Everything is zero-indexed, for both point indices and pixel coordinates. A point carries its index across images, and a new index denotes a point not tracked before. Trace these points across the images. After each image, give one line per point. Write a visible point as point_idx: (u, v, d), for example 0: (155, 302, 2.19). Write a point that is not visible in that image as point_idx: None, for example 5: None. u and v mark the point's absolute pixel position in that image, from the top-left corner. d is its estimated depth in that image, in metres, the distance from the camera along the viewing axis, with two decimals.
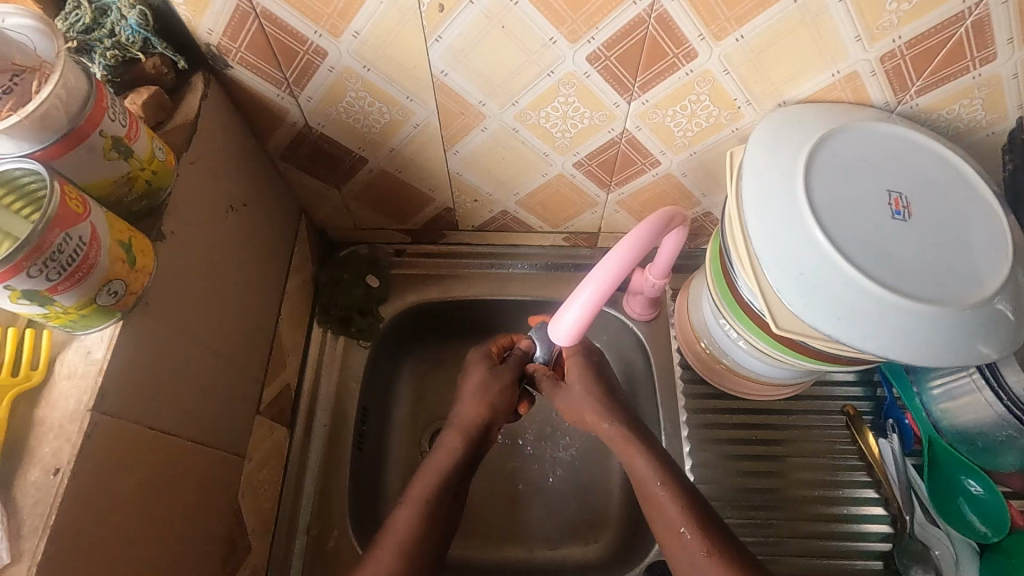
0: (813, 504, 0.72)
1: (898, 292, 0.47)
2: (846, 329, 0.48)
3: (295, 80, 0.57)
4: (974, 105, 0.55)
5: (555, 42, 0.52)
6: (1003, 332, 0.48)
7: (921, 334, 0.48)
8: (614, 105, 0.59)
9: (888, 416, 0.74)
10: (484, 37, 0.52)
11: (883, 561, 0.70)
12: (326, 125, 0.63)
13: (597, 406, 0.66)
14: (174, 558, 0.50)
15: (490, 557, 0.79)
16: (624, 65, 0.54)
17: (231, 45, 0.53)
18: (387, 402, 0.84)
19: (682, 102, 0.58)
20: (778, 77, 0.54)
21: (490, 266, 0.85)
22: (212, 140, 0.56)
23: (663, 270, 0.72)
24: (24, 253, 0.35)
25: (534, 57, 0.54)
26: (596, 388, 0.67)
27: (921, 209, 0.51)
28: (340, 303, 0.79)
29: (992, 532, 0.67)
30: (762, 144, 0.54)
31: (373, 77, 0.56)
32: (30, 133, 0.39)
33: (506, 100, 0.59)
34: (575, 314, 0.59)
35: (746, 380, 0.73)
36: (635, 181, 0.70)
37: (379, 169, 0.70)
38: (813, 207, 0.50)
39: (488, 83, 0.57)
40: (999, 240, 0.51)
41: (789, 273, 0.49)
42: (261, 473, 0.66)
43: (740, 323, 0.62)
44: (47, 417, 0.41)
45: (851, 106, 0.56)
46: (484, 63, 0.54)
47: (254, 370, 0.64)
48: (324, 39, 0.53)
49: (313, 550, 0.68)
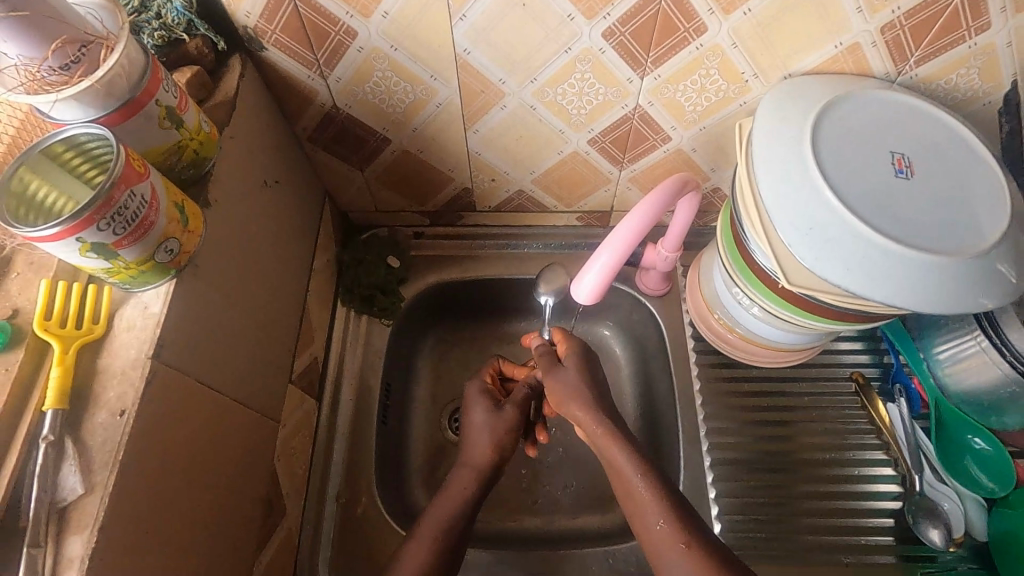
0: (824, 466, 0.74)
1: (904, 242, 0.50)
2: (856, 279, 0.50)
3: (325, 60, 0.60)
4: (971, 74, 0.58)
5: (573, 18, 0.55)
6: (1004, 282, 0.51)
7: (927, 282, 0.50)
8: (628, 81, 0.62)
9: (896, 381, 0.76)
10: (506, 15, 0.55)
11: (895, 519, 0.71)
12: (353, 105, 0.66)
13: (585, 396, 0.67)
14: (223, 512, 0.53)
15: (512, 529, 0.81)
16: (637, 40, 0.57)
17: (267, 27, 0.56)
18: (409, 380, 0.87)
19: (692, 75, 0.61)
20: (784, 50, 0.58)
21: (505, 247, 0.88)
22: (248, 117, 0.59)
23: (675, 243, 0.75)
24: (96, 206, 0.38)
25: (553, 35, 0.57)
26: (579, 386, 0.68)
27: (923, 168, 0.54)
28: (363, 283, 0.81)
29: (999, 487, 0.70)
30: (769, 111, 0.57)
31: (400, 56, 0.60)
32: (96, 99, 0.42)
33: (525, 78, 0.62)
34: (595, 277, 0.62)
35: (757, 347, 0.76)
36: (647, 157, 0.73)
37: (401, 150, 0.73)
38: (820, 165, 0.53)
39: (509, 60, 0.60)
40: (998, 195, 0.53)
41: (800, 228, 0.52)
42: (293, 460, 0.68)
43: (752, 288, 0.65)
44: (110, 365, 0.44)
45: (854, 77, 0.59)
46: (505, 40, 0.58)
47: (287, 341, 0.67)
48: (355, 20, 0.56)
49: (344, 516, 0.71)
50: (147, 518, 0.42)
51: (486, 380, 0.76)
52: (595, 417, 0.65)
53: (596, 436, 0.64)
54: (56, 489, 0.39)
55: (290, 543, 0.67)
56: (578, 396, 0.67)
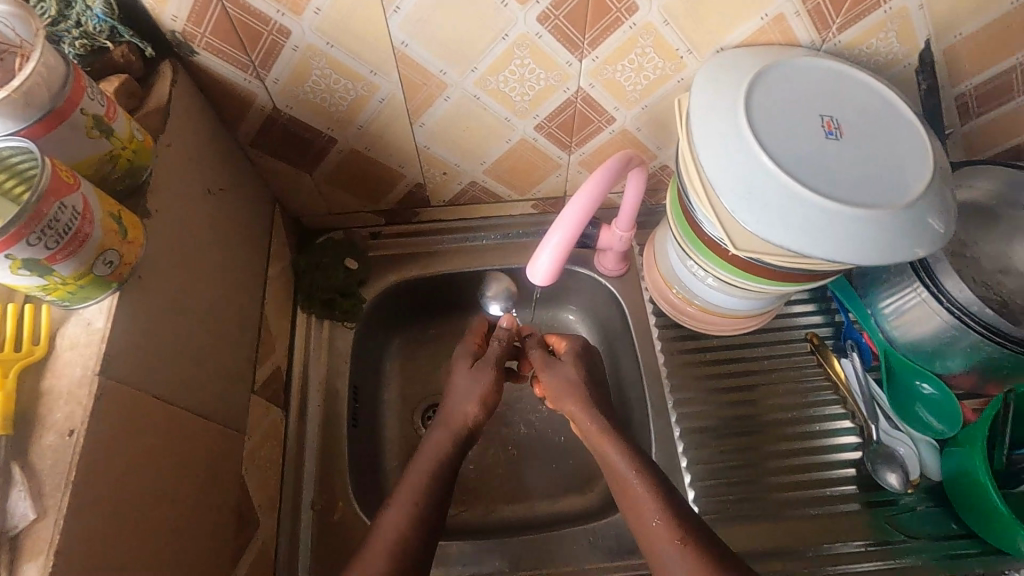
0: (788, 425, 0.77)
1: (838, 199, 0.52)
2: (797, 239, 0.53)
3: (261, 62, 0.59)
4: (889, 37, 0.61)
5: (507, 4, 0.56)
6: (932, 231, 0.54)
7: (863, 236, 0.52)
8: (567, 64, 0.63)
9: (847, 338, 0.80)
10: (440, 5, 0.55)
11: (857, 468, 0.74)
12: (294, 106, 0.65)
13: (580, 390, 0.70)
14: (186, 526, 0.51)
15: (492, 520, 0.81)
16: (572, 23, 0.58)
17: (196, 31, 0.55)
18: (377, 382, 0.86)
19: (629, 55, 0.62)
20: (713, 25, 0.59)
21: (464, 240, 0.88)
22: (184, 124, 0.57)
23: (628, 222, 0.76)
24: (23, 220, 0.37)
25: (489, 22, 0.57)
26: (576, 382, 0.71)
27: (851, 128, 0.56)
28: (323, 287, 0.80)
29: (948, 428, 0.74)
30: (704, 85, 0.59)
31: (336, 53, 0.59)
32: (15, 110, 0.40)
33: (465, 67, 0.62)
34: (549, 258, 0.62)
35: (716, 317, 0.78)
36: (594, 139, 0.74)
37: (349, 149, 0.72)
38: (755, 132, 0.54)
39: (448, 51, 0.60)
40: (921, 149, 0.56)
41: (741, 194, 0.54)
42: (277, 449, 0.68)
43: (704, 258, 0.67)
44: (54, 385, 0.42)
45: (781, 47, 0.62)
46: (441, 30, 0.58)
47: (246, 350, 0.65)
48: (287, 18, 0.55)
49: (320, 523, 0.70)
50: (107, 537, 0.41)
51: (474, 343, 0.77)
52: (590, 414, 0.68)
53: (592, 436, 0.67)
54: (6, 517, 0.38)
55: (267, 556, 0.66)
56: (574, 388, 0.71)
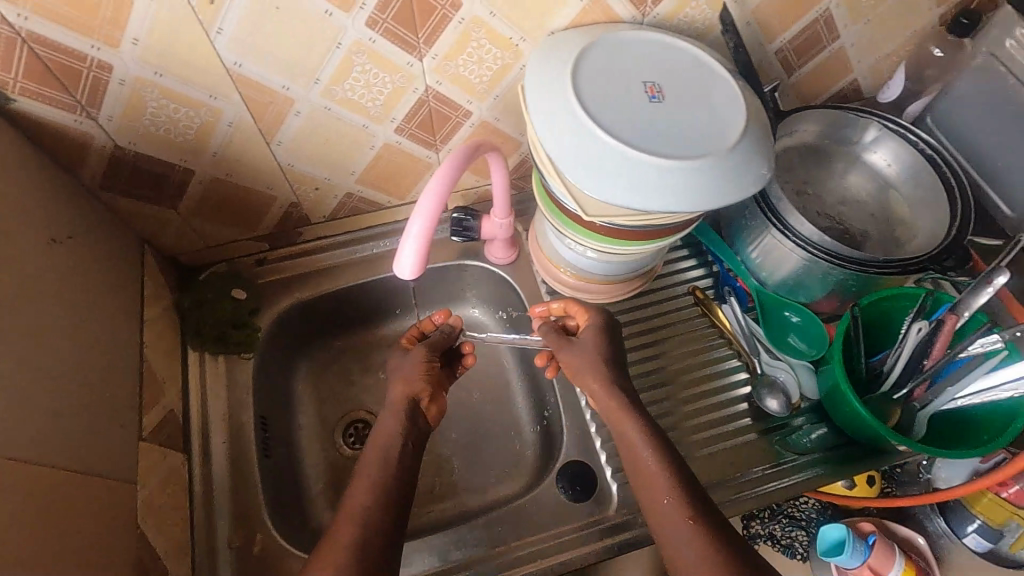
0: (683, 374, 0.81)
1: (665, 155, 0.57)
2: (635, 197, 0.57)
3: (89, 101, 0.58)
4: (700, 5, 0.67)
5: (331, 13, 0.57)
6: (755, 172, 0.59)
7: (694, 185, 0.57)
8: (409, 65, 0.64)
9: (725, 284, 0.86)
10: (262, 21, 0.56)
11: (748, 401, 0.80)
12: (137, 142, 0.64)
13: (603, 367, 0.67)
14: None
15: (426, 522, 0.82)
16: (402, 24, 0.60)
17: (7, 77, 0.53)
18: (288, 409, 0.85)
19: (465, 50, 0.65)
20: (537, 11, 0.63)
21: (354, 252, 0.87)
22: (11, 174, 0.55)
23: (504, 209, 0.78)
24: None
25: (318, 33, 0.58)
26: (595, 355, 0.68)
27: (672, 90, 0.61)
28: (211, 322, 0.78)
29: (818, 350, 0.80)
30: (537, 68, 0.61)
31: (168, 82, 0.58)
32: None
33: (308, 80, 0.63)
34: (412, 250, 0.63)
35: (600, 285, 0.82)
36: (457, 134, 0.76)
37: (209, 178, 0.71)
38: (583, 106, 0.58)
39: (285, 66, 0.61)
40: (736, 100, 0.62)
41: (580, 165, 0.57)
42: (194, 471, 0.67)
43: (572, 231, 0.71)
44: None
45: (605, 25, 0.66)
46: (270, 46, 0.58)
47: (126, 398, 0.63)
48: (105, 52, 0.54)
49: (240, 560, 0.68)
50: None
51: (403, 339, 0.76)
52: (609, 391, 0.65)
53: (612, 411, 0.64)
54: None
55: None
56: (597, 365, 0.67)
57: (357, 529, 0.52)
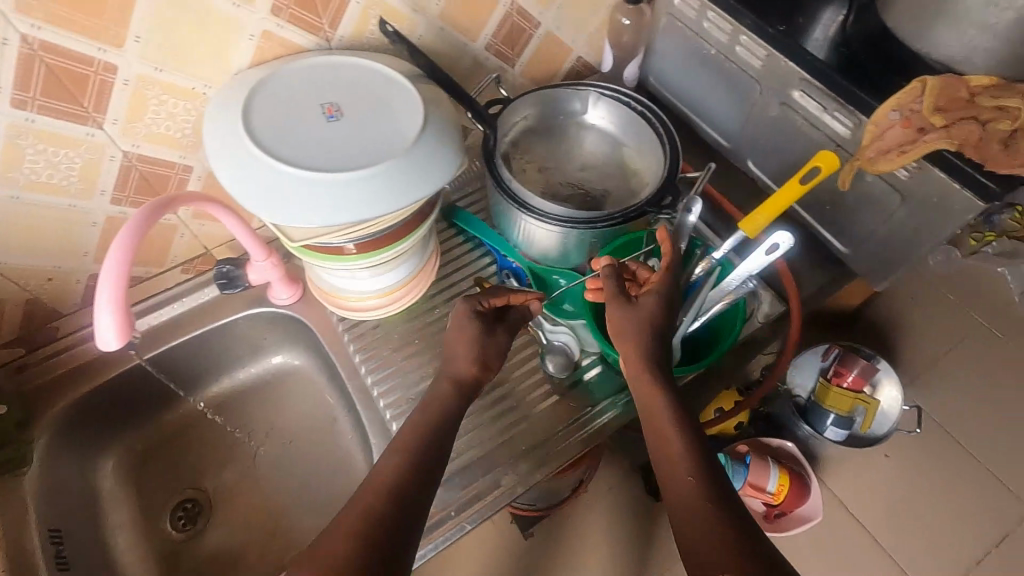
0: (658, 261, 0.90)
1: None
2: None
3: (95, 107, 0.61)
4: None
5: (238, 7, 0.61)
6: None
7: None
8: (311, 48, 0.69)
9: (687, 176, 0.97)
10: (188, 21, 0.60)
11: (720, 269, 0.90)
12: (142, 143, 0.67)
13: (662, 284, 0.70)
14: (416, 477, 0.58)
15: None
16: (303, 8, 0.65)
17: (25, 96, 0.57)
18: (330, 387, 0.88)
19: (393, 13, 0.72)
20: None
21: None
22: None
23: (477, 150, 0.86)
24: None
25: (219, 35, 0.63)
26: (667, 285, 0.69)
27: None
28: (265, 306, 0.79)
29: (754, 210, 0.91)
30: None
31: (168, 76, 0.63)
32: None
33: (224, 79, 0.66)
34: None
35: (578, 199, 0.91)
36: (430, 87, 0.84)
37: (207, 173, 0.74)
38: None
39: (198, 70, 0.64)
40: None
41: None
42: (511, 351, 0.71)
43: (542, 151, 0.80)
44: None
45: None
46: (180, 50, 0.62)
47: None
48: (110, 54, 0.59)
49: None
50: None
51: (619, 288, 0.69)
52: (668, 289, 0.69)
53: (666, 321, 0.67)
54: None
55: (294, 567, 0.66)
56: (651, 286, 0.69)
57: (676, 427, 0.60)
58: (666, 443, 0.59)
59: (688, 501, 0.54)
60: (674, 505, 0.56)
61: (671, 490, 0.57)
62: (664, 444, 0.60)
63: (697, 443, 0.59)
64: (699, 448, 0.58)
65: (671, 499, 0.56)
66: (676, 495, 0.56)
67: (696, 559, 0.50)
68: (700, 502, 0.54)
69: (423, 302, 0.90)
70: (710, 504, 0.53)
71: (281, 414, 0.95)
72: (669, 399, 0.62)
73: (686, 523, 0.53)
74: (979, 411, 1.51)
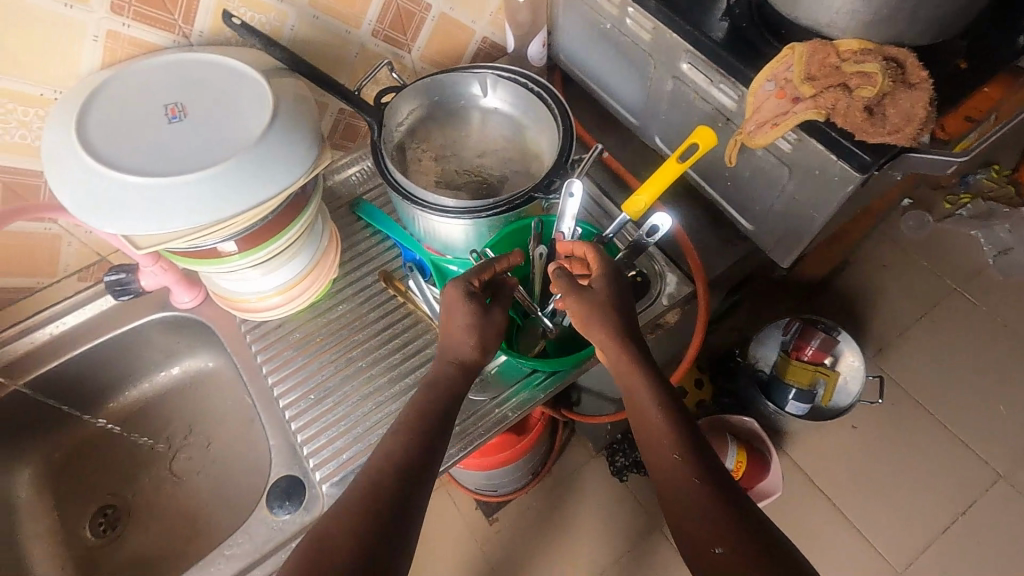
0: None
1: None
2: None
3: None
4: None
5: (69, 7, 0.59)
6: None
7: None
8: (166, 45, 0.67)
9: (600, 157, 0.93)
10: (16, 25, 0.58)
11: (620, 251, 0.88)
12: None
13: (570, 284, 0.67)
14: (402, 472, 0.56)
15: None
16: (148, 5, 0.63)
17: None
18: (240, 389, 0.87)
19: (253, 5, 0.70)
20: None
21: None
22: None
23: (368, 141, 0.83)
24: None
25: (57, 38, 0.61)
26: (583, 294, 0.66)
27: None
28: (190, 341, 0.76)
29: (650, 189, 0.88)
30: None
31: (5, 82, 0.61)
32: None
33: (72, 82, 0.64)
34: None
35: None
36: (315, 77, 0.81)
37: None
38: None
39: (40, 74, 0.62)
40: None
41: None
42: (487, 327, 0.67)
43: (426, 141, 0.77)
44: None
45: None
46: (15, 55, 0.60)
47: None
48: None
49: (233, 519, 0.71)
50: None
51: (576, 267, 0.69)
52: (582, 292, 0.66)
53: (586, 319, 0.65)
54: None
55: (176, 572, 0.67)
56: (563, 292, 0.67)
57: (660, 407, 0.60)
58: (649, 418, 0.60)
59: (676, 479, 0.55)
60: (662, 482, 0.56)
61: (660, 469, 0.57)
62: (646, 425, 0.60)
63: (681, 420, 0.59)
64: (686, 425, 0.59)
65: (658, 475, 0.57)
66: (663, 471, 0.57)
67: (685, 530, 0.53)
68: (690, 478, 0.55)
69: (328, 298, 0.88)
70: (699, 480, 0.54)
71: (200, 415, 0.94)
72: (649, 381, 0.61)
73: (676, 496, 0.55)
74: (951, 380, 1.43)
